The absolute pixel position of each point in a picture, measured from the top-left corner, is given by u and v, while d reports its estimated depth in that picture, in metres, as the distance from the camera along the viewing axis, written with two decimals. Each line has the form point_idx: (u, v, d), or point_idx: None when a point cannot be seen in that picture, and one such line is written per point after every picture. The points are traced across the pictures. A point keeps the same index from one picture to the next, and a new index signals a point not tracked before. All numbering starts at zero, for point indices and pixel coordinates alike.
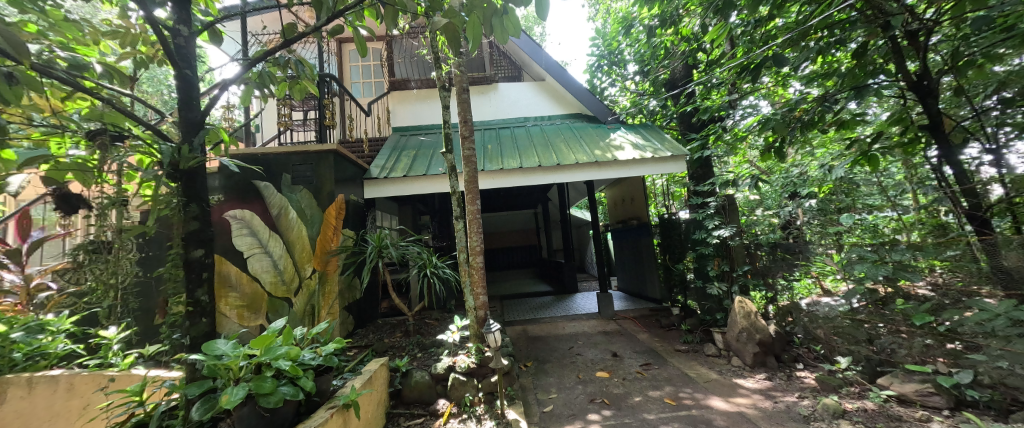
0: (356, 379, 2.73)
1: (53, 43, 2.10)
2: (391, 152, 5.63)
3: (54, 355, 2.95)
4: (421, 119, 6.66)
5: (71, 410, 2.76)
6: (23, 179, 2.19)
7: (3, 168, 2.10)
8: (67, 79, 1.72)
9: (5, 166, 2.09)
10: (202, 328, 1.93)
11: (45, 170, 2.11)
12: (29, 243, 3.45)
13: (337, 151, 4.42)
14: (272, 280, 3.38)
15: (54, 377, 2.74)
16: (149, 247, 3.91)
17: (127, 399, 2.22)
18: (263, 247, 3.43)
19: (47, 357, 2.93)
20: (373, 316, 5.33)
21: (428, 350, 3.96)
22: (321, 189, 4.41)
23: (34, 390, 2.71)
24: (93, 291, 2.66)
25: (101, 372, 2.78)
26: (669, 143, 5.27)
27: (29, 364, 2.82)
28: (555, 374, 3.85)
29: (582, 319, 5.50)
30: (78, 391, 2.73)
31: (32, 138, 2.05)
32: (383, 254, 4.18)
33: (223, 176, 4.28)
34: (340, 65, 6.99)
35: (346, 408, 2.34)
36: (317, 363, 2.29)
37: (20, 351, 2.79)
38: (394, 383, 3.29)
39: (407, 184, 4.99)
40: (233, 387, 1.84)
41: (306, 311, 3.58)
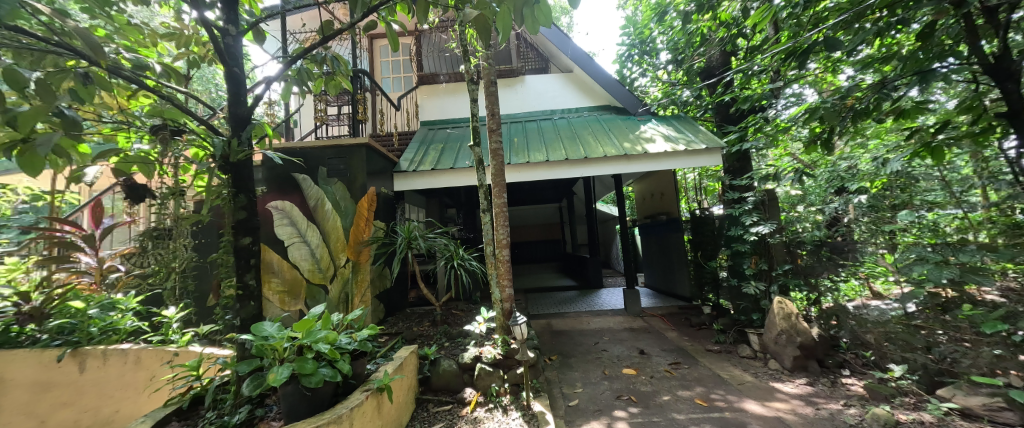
0: (388, 365, 2.86)
1: (120, 46, 2.28)
2: (419, 146, 5.77)
3: (124, 331, 3.25)
4: (449, 113, 6.75)
5: (138, 381, 3.03)
6: (97, 171, 2.37)
7: (80, 161, 2.32)
8: (132, 77, 1.86)
9: (82, 159, 2.31)
10: (251, 310, 2.09)
11: (115, 164, 2.30)
12: (102, 229, 3.78)
13: (369, 145, 4.57)
14: (310, 267, 3.62)
15: (124, 352, 3.04)
16: (202, 234, 4.23)
17: (187, 374, 2.44)
18: (302, 236, 3.64)
19: (118, 332, 3.23)
20: (402, 305, 5.55)
21: (456, 340, 4.08)
22: (354, 182, 4.59)
23: (108, 360, 3.04)
24: (157, 274, 2.92)
25: (163, 348, 3.03)
26: (704, 135, 5.07)
27: (104, 337, 3.14)
28: (579, 368, 3.85)
29: (608, 315, 5.47)
30: (144, 364, 3.02)
31: (102, 134, 2.24)
32: (412, 245, 4.36)
33: (266, 168, 4.58)
34: (371, 60, 7.18)
35: (380, 391, 2.43)
36: (353, 348, 2.39)
37: (96, 325, 3.16)
38: (423, 370, 3.39)
39: (436, 177, 5.14)
40: (278, 367, 1.96)
41: (340, 299, 3.78)
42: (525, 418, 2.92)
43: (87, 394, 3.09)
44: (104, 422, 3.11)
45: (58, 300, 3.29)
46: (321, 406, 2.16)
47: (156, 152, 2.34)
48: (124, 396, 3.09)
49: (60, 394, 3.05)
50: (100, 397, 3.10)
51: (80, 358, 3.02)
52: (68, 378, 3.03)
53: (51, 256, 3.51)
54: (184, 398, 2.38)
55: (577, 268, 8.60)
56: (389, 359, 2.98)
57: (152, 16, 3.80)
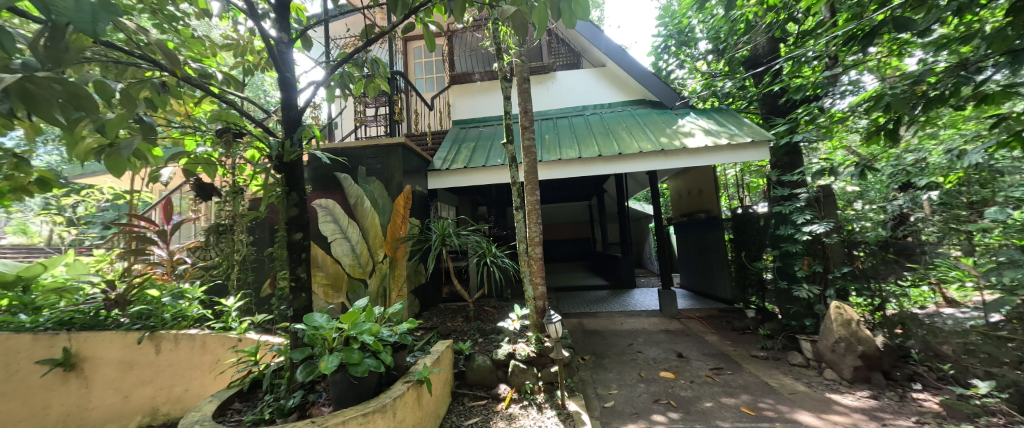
0: (426, 358, 2.95)
1: (187, 56, 2.48)
2: (452, 144, 5.92)
3: (191, 318, 3.55)
4: (480, 112, 6.81)
5: (204, 364, 3.31)
6: (169, 172, 2.59)
7: (154, 163, 2.54)
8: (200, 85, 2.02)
9: (156, 161, 2.53)
10: (302, 302, 2.24)
11: (184, 165, 2.50)
12: (172, 224, 4.11)
13: (405, 144, 4.74)
14: (351, 263, 3.79)
15: (192, 337, 3.34)
16: (258, 230, 4.55)
17: (246, 359, 2.63)
18: (343, 232, 3.83)
19: (187, 319, 3.54)
20: (436, 301, 5.70)
21: (489, 337, 4.14)
22: (392, 180, 4.78)
23: (180, 344, 3.35)
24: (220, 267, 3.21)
25: (226, 335, 3.30)
26: (750, 127, 4.80)
27: (175, 323, 3.47)
28: (614, 369, 3.78)
29: (643, 316, 5.34)
30: (209, 349, 3.30)
31: (172, 138, 2.44)
32: (446, 242, 4.49)
33: (312, 167, 4.89)
34: (405, 62, 7.39)
35: (420, 384, 2.52)
36: (394, 341, 2.49)
37: (168, 312, 3.48)
38: (458, 365, 3.46)
39: (468, 175, 5.28)
40: (329, 355, 2.10)
41: (379, 293, 3.99)
42: (560, 417, 2.91)
43: (160, 375, 3.40)
44: (175, 400, 3.39)
45: (136, 288, 3.60)
46: (366, 395, 2.28)
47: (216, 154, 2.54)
48: (190, 377, 3.35)
49: (140, 374, 3.40)
50: (171, 378, 3.40)
51: (157, 341, 3.35)
52: (146, 359, 3.38)
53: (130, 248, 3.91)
54: (246, 380, 2.59)
55: (608, 267, 8.47)
56: (426, 353, 3.07)
57: (210, 29, 4.12)
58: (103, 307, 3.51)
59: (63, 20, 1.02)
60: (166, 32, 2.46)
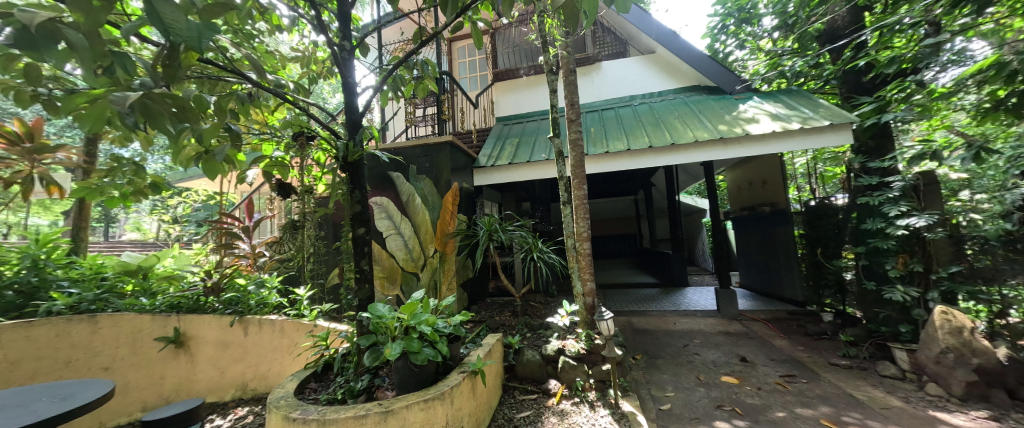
0: (479, 350, 3.06)
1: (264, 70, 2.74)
2: (496, 141, 6.02)
3: (271, 305, 4.07)
4: (523, 107, 6.79)
5: (283, 347, 3.72)
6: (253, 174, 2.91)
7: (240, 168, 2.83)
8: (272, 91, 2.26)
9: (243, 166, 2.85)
10: (365, 292, 2.38)
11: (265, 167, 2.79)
12: (253, 221, 4.63)
13: (452, 142, 4.93)
14: (404, 257, 3.97)
15: (273, 322, 3.76)
16: (324, 227, 4.96)
17: (320, 344, 3.03)
18: (397, 228, 4.02)
19: (268, 305, 4.06)
20: (483, 295, 5.86)
21: (537, 332, 4.16)
22: (441, 178, 5.01)
23: (263, 328, 3.79)
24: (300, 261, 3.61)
25: (301, 321, 3.70)
26: (826, 109, 4.33)
27: (257, 309, 3.96)
28: (669, 371, 3.62)
29: (698, 317, 5.08)
30: (287, 334, 3.70)
31: (254, 145, 2.72)
32: (493, 237, 4.59)
33: (368, 167, 5.20)
34: (450, 62, 7.56)
35: (474, 375, 2.66)
36: (448, 332, 2.61)
37: (253, 299, 4.01)
38: (508, 358, 3.52)
39: (512, 171, 5.32)
40: (392, 343, 2.26)
41: (431, 285, 4.17)
42: (614, 416, 2.86)
43: (248, 356, 3.86)
44: (261, 378, 3.85)
45: (229, 277, 4.10)
46: (426, 382, 2.41)
47: (289, 159, 2.82)
48: (274, 357, 3.77)
49: (233, 352, 3.87)
50: (257, 359, 3.84)
51: (245, 324, 3.81)
52: (237, 340, 3.86)
53: (221, 243, 4.48)
54: (320, 362, 2.90)
55: (656, 264, 8.14)
56: (478, 345, 3.16)
57: (278, 42, 4.54)
58: (203, 293, 3.97)
59: (181, 40, 1.20)
60: (250, 50, 2.82)
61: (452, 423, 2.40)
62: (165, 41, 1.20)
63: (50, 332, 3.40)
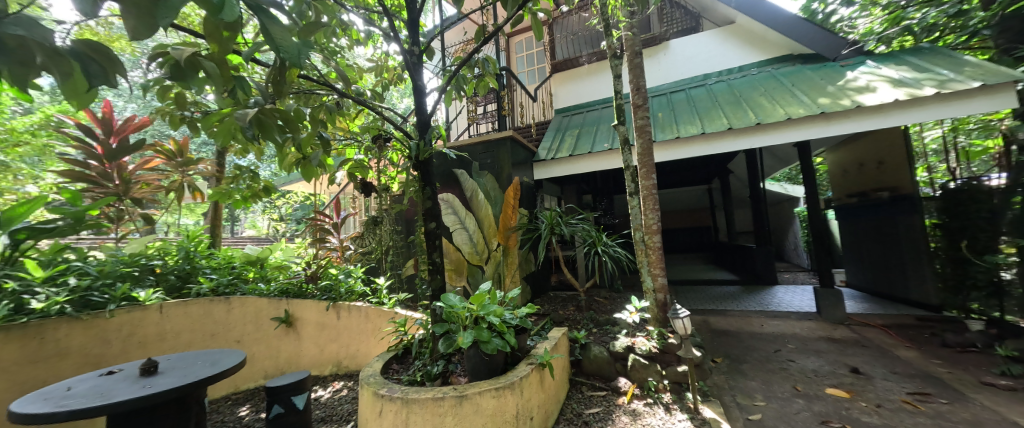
0: (545, 343, 3.17)
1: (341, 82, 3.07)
2: (555, 133, 6.00)
3: (356, 293, 4.61)
4: (584, 97, 6.61)
5: (369, 331, 4.22)
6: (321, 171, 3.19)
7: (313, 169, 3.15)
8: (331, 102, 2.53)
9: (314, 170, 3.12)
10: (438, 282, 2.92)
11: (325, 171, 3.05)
12: (341, 218, 5.27)
13: (513, 137, 5.02)
14: (470, 250, 4.17)
15: (359, 308, 4.30)
16: (403, 222, 5.37)
17: (399, 330, 3.64)
18: (462, 223, 4.25)
19: (354, 293, 4.60)
20: (545, 288, 5.95)
21: (604, 328, 4.09)
22: (502, 173, 5.13)
23: (351, 313, 4.32)
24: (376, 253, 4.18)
25: (382, 309, 4.21)
26: (971, 70, 3.63)
27: (346, 296, 4.55)
28: (758, 378, 3.33)
29: (792, 321, 4.62)
30: (370, 318, 4.24)
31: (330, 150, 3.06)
32: (556, 230, 4.57)
33: (436, 166, 5.49)
34: (508, 57, 7.65)
35: (542, 367, 2.81)
36: (515, 323, 2.90)
37: (343, 288, 4.59)
38: (574, 353, 3.54)
39: (574, 163, 5.31)
40: (464, 333, 2.60)
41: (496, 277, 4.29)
42: (694, 422, 2.74)
43: (341, 338, 4.39)
44: (351, 357, 4.36)
45: (323, 267, 4.79)
46: (496, 370, 2.68)
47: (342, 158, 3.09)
48: (361, 339, 4.28)
49: (329, 333, 4.43)
50: (347, 342, 4.37)
51: (337, 310, 4.36)
52: (331, 323, 4.41)
53: (317, 237, 5.21)
54: (400, 346, 3.47)
55: (734, 259, 7.52)
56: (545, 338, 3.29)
57: (355, 55, 5.01)
58: (305, 281, 4.66)
59: (289, 57, 1.47)
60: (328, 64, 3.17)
61: (523, 412, 2.55)
62: (274, 58, 1.45)
63: (200, 309, 4.12)
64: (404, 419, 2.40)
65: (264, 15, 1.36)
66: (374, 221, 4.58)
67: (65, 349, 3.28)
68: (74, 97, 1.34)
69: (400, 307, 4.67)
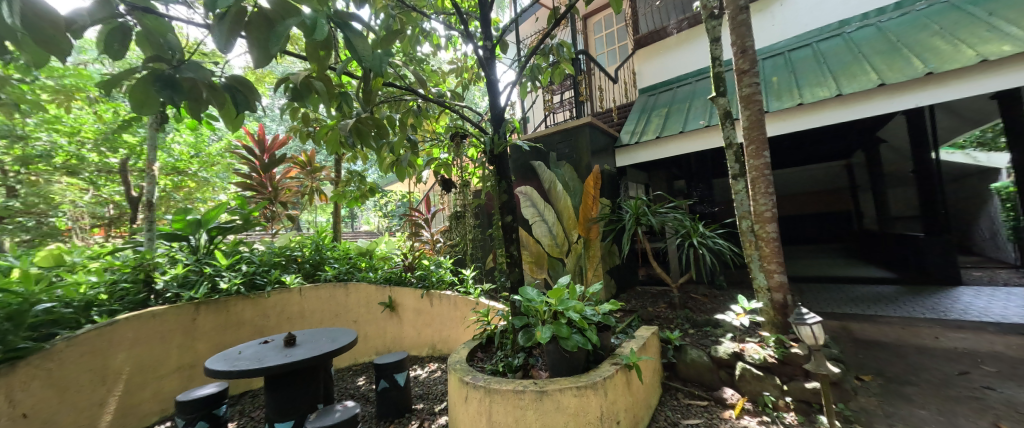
0: (633, 342, 2.99)
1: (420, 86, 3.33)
2: (640, 114, 5.52)
3: (446, 282, 5.00)
4: (674, 72, 5.90)
5: (458, 319, 4.54)
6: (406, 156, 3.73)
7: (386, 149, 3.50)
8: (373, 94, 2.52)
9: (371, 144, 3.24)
10: (516, 274, 3.46)
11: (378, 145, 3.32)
12: (432, 214, 5.79)
13: (592, 122, 4.75)
14: (550, 243, 4.43)
15: (449, 297, 4.67)
16: (481, 216, 5.63)
17: (482, 320, 3.81)
18: (541, 216, 4.50)
19: (443, 282, 4.99)
20: (633, 283, 5.62)
21: (703, 329, 3.67)
22: (580, 162, 4.92)
23: (442, 302, 4.70)
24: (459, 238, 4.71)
25: (468, 299, 4.48)
26: None
27: (437, 284, 4.96)
28: (928, 406, 2.56)
29: (986, 334, 3.44)
30: (459, 307, 4.56)
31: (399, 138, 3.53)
32: (642, 221, 4.21)
33: (513, 160, 5.54)
34: (585, 39, 7.24)
35: (629, 368, 2.64)
36: (597, 320, 2.85)
37: (435, 277, 5.05)
38: (667, 355, 3.27)
39: (664, 146, 4.87)
40: (543, 327, 2.64)
41: (576, 270, 4.35)
42: None
43: (435, 323, 4.78)
44: (443, 341, 4.74)
45: (417, 258, 5.31)
46: (577, 367, 2.64)
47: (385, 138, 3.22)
48: (451, 325, 4.63)
49: (425, 318, 4.86)
50: (440, 327, 4.75)
51: (434, 298, 4.77)
52: (426, 309, 4.85)
53: (412, 232, 5.80)
54: (484, 335, 3.65)
55: (887, 252, 6.01)
56: (632, 337, 3.12)
57: (436, 61, 5.38)
58: (403, 270, 5.21)
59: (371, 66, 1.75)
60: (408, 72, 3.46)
61: (607, 415, 2.42)
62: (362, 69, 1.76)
63: (328, 292, 4.88)
64: (487, 408, 2.49)
65: (350, 31, 1.68)
66: (458, 215, 4.85)
67: (242, 319, 4.19)
68: (232, 121, 2.13)
69: (484, 297, 4.93)
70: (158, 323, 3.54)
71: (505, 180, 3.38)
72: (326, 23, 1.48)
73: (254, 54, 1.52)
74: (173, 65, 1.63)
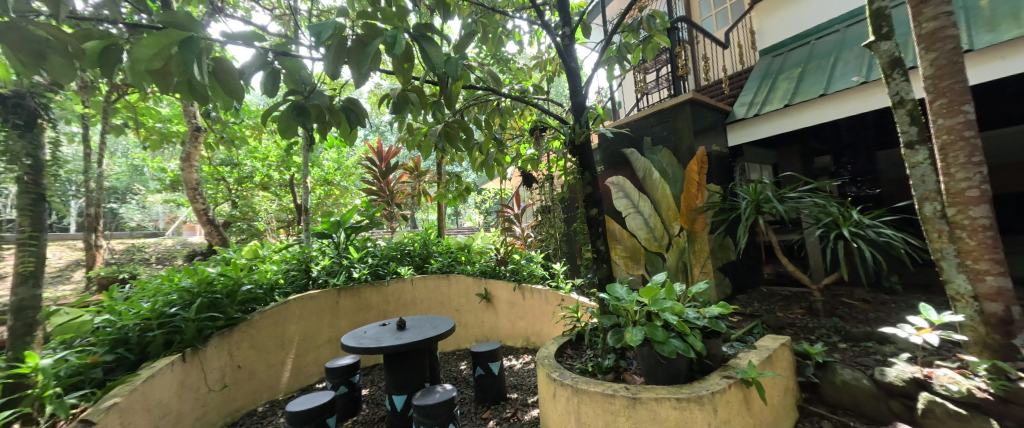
0: (753, 354, 2.42)
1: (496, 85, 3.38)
2: (761, 80, 4.56)
3: (536, 276, 5.02)
4: (808, 21, 4.73)
5: (548, 313, 4.50)
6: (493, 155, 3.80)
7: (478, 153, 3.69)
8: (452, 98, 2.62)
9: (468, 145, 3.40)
10: (603, 270, 3.21)
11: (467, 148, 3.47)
12: (522, 209, 5.87)
13: (694, 98, 4.11)
14: (647, 237, 3.94)
15: (540, 291, 4.63)
16: (569, 208, 5.48)
17: (571, 317, 3.63)
18: (636, 207, 4.01)
19: (534, 276, 5.02)
20: (757, 282, 4.73)
21: (861, 345, 2.84)
22: (680, 145, 4.33)
23: (533, 296, 4.71)
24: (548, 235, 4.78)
25: (558, 294, 4.44)
26: None
27: (529, 278, 5.00)
28: None
29: None
30: (548, 301, 4.51)
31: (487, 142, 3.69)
32: (763, 209, 3.40)
33: (602, 150, 5.24)
34: (686, 5, 6.36)
35: (747, 384, 2.15)
36: (702, 325, 2.38)
37: (526, 272, 5.11)
38: (805, 373, 2.55)
39: (796, 115, 3.94)
40: (634, 328, 2.30)
41: (679, 267, 3.89)
42: None
43: (528, 316, 4.82)
44: (535, 335, 4.75)
45: (509, 253, 5.45)
46: (678, 377, 2.21)
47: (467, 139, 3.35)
48: (543, 319, 4.59)
49: (517, 311, 4.94)
50: (532, 321, 4.77)
51: (529, 292, 4.72)
52: (517, 301, 4.92)
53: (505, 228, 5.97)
54: (573, 332, 3.47)
55: None
56: (750, 346, 2.55)
57: (520, 57, 5.38)
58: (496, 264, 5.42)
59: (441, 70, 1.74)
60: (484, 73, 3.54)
61: None
62: (436, 75, 1.78)
63: (434, 282, 5.32)
64: (576, 409, 2.31)
65: (424, 43, 1.78)
66: (545, 209, 4.78)
67: (370, 304, 4.90)
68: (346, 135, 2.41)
69: (575, 292, 4.77)
70: (313, 303, 4.35)
71: (586, 171, 3.16)
72: (405, 37, 1.59)
73: (354, 76, 1.72)
74: (306, 95, 1.97)
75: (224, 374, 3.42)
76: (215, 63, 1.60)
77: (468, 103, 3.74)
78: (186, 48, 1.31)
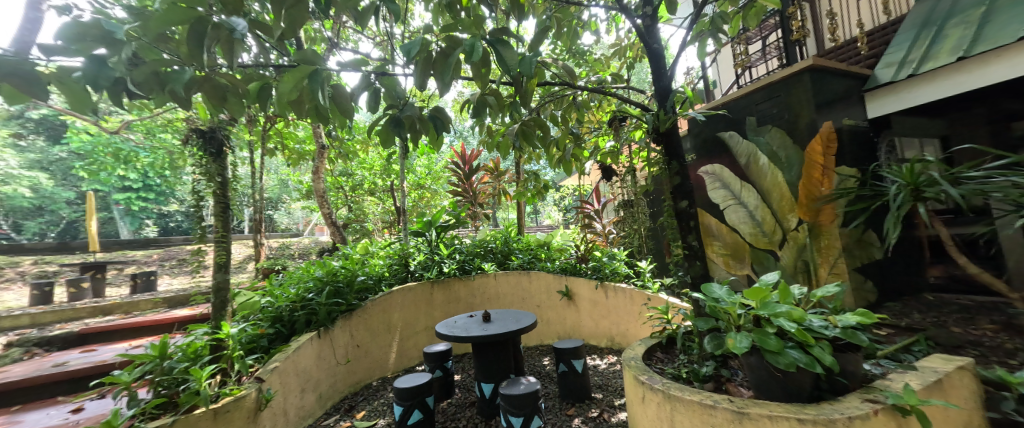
0: (911, 376, 1.93)
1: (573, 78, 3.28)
2: (920, 30, 3.55)
3: (621, 274, 4.80)
4: None
5: (634, 313, 4.29)
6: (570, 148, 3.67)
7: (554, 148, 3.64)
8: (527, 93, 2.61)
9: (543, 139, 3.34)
10: (697, 268, 2.88)
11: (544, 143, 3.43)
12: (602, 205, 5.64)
13: (815, 66, 3.43)
14: (753, 231, 3.50)
15: (624, 290, 4.45)
16: (653, 203, 5.11)
17: (661, 318, 3.35)
18: (738, 198, 3.60)
19: (618, 274, 4.80)
20: (914, 286, 3.78)
21: None
22: (796, 123, 3.65)
23: (617, 294, 4.54)
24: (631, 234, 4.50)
25: (643, 292, 4.21)
26: None
27: (612, 276, 4.80)
28: None
29: None
30: (634, 300, 4.29)
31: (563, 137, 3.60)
32: (925, 196, 2.55)
33: (692, 137, 4.72)
34: None
35: (903, 413, 1.70)
36: (832, 336, 1.93)
37: (609, 269, 4.90)
38: (997, 406, 1.96)
39: (976, 70, 2.96)
40: (738, 333, 1.97)
41: (798, 267, 3.31)
42: None
43: (612, 316, 4.63)
44: (621, 335, 4.56)
45: (589, 250, 5.29)
46: (799, 395, 1.86)
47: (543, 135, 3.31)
48: (628, 319, 4.39)
49: (601, 309, 4.78)
50: (616, 320, 4.59)
51: (610, 290, 4.61)
52: (600, 299, 4.79)
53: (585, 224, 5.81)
54: (663, 335, 3.20)
55: None
56: (907, 367, 2.03)
57: (597, 47, 5.15)
58: (577, 261, 5.31)
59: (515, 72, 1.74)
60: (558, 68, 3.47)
61: None
62: (511, 77, 1.77)
63: (514, 279, 5.43)
64: (668, 417, 2.08)
65: (500, 47, 1.76)
66: (628, 204, 4.50)
67: (458, 297, 5.22)
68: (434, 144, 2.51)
69: (665, 292, 4.43)
70: (411, 295, 4.80)
71: (676, 159, 2.86)
72: (481, 44, 1.59)
73: (439, 86, 1.81)
74: (400, 108, 2.13)
75: (347, 351, 3.96)
76: (334, 91, 1.83)
77: (544, 99, 3.69)
78: (314, 79, 1.51)
